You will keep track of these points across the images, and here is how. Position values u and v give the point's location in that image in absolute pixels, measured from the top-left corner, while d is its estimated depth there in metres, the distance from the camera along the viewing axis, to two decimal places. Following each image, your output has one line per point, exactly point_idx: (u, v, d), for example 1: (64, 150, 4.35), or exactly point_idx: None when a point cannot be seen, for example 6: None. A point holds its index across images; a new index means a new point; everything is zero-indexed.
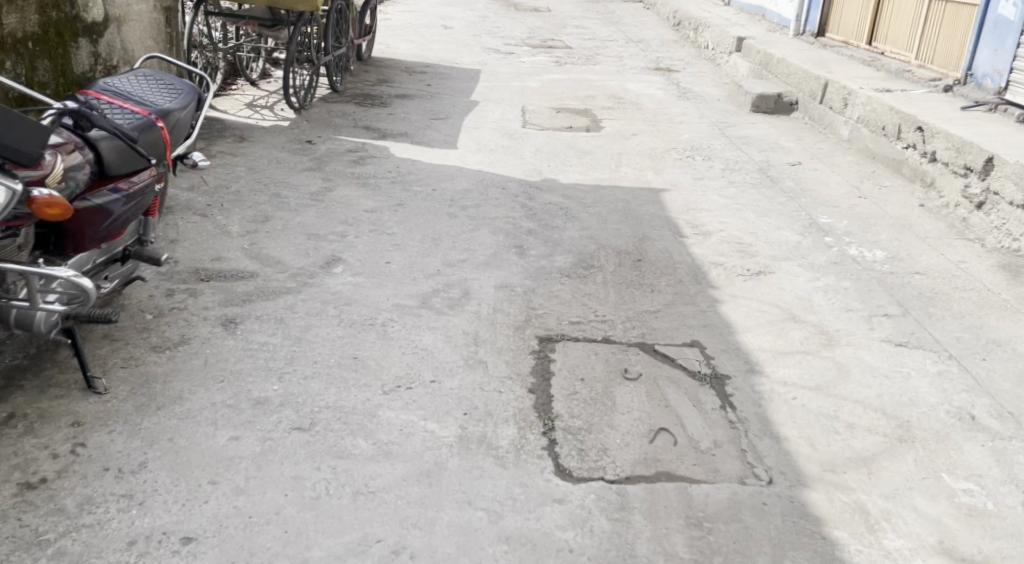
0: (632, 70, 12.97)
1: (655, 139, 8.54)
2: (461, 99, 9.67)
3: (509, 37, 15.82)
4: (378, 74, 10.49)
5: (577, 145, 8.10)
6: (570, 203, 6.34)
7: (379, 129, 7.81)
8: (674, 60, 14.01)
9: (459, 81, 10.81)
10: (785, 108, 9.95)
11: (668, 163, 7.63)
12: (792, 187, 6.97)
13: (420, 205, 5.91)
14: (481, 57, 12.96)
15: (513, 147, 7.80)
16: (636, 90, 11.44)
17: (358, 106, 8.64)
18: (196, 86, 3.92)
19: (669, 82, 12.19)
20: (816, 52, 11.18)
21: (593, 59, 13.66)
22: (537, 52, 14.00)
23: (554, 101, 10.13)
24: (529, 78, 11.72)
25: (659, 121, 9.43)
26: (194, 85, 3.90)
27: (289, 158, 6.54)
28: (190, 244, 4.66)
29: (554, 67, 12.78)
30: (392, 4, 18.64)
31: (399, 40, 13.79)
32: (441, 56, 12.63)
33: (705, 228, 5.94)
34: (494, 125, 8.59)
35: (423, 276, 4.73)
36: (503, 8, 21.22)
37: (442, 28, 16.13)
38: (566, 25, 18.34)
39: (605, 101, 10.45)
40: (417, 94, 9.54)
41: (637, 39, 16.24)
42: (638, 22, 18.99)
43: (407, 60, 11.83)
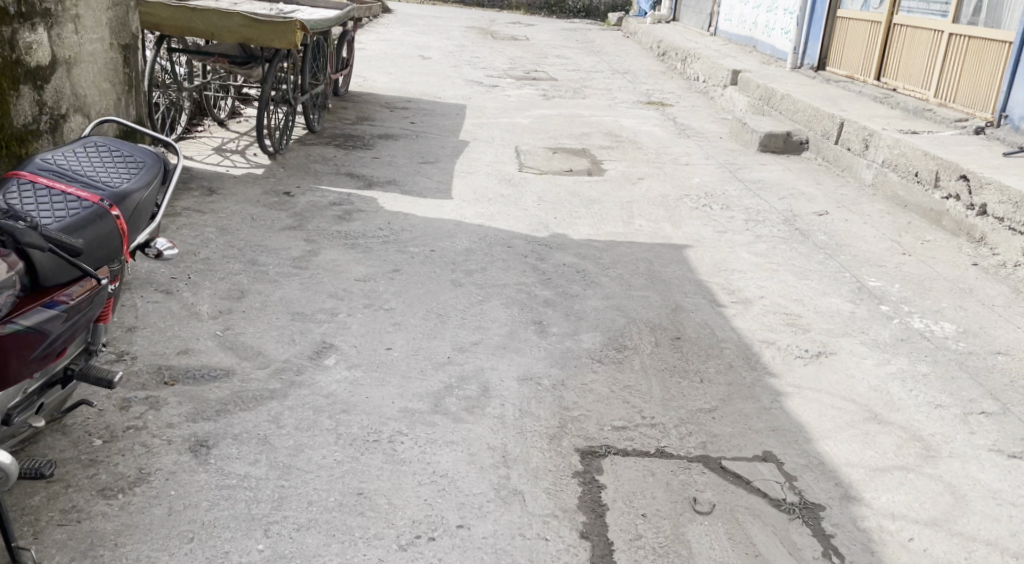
0: (623, 102, 12.32)
1: (663, 183, 7.88)
2: (449, 138, 8.94)
3: (491, 68, 15.11)
4: (357, 110, 9.75)
5: (581, 191, 7.40)
6: (586, 263, 5.64)
7: (366, 177, 7.09)
8: (664, 92, 13.37)
9: (445, 117, 10.10)
10: (795, 147, 9.27)
11: (683, 212, 6.95)
12: (825, 241, 6.32)
13: (419, 270, 5.19)
14: (464, 90, 12.27)
15: (513, 195, 7.09)
16: (632, 125, 10.76)
17: (340, 148, 7.91)
18: (162, 156, 3.19)
19: (664, 116, 11.53)
20: (820, 87, 10.55)
21: (581, 91, 13.01)
22: (521, 84, 13.33)
23: (547, 140, 9.45)
24: (517, 112, 11.03)
25: (662, 162, 8.76)
26: (160, 154, 3.17)
27: (266, 216, 5.79)
28: (152, 333, 3.89)
29: (542, 100, 12.07)
30: (365, 33, 17.90)
31: (376, 72, 13.06)
32: (422, 89, 11.91)
33: (742, 294, 5.25)
34: (489, 169, 7.88)
35: (431, 366, 4.00)
36: (480, 36, 20.52)
37: (419, 59, 15.42)
38: (547, 54, 17.69)
39: (601, 137, 9.78)
40: (402, 134, 8.82)
41: (623, 68, 15.60)
42: (620, 51, 18.36)
43: (386, 95, 11.09)
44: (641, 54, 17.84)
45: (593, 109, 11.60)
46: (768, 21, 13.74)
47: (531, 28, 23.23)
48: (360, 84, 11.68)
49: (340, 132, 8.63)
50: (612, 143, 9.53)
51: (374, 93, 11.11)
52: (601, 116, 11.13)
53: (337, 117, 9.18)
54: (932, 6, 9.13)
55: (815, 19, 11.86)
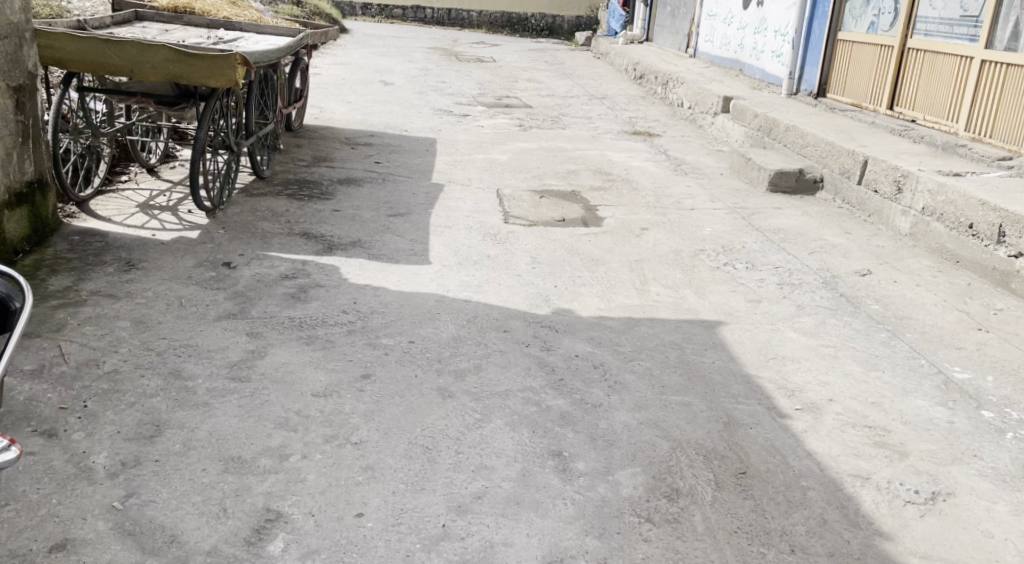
0: (607, 132, 11.25)
1: (669, 233, 6.82)
2: (419, 181, 7.78)
3: (460, 95, 13.98)
4: (313, 150, 8.59)
5: (579, 247, 6.28)
6: (601, 352, 4.53)
7: (325, 237, 5.94)
8: (649, 119, 12.29)
9: (413, 155, 8.95)
10: (808, 186, 8.11)
11: (702, 273, 5.87)
12: (879, 311, 5.25)
13: (394, 375, 4.06)
14: (432, 121, 11.15)
15: (501, 255, 5.96)
16: (621, 158, 9.69)
17: (292, 199, 6.74)
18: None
19: (653, 147, 10.46)
20: (826, 117, 9.25)
21: (559, 120, 11.92)
22: (494, 113, 12.23)
23: (529, 180, 8.33)
24: (493, 146, 9.93)
25: (663, 204, 7.70)
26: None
27: (200, 301, 4.65)
28: (19, 517, 2.89)
29: (518, 131, 10.97)
30: (321, 56, 16.72)
31: (334, 101, 11.91)
32: (385, 121, 10.77)
33: (804, 395, 4.17)
34: (469, 220, 6.74)
35: (424, 547, 2.93)
36: (445, 59, 19.34)
37: (380, 84, 14.28)
38: (516, 78, 16.59)
39: (590, 175, 8.71)
40: (365, 177, 7.65)
41: (599, 93, 14.53)
42: (593, 73, 17.27)
43: (346, 129, 9.93)
44: (615, 76, 16.77)
45: (576, 141, 10.54)
46: (754, 43, 12.49)
47: (497, 49, 22.07)
48: (316, 117, 10.50)
49: (293, 179, 7.47)
50: (602, 182, 8.46)
51: (332, 128, 9.94)
52: (585, 149, 10.07)
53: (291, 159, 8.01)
54: (957, 30, 7.98)
55: (811, 43, 10.58)
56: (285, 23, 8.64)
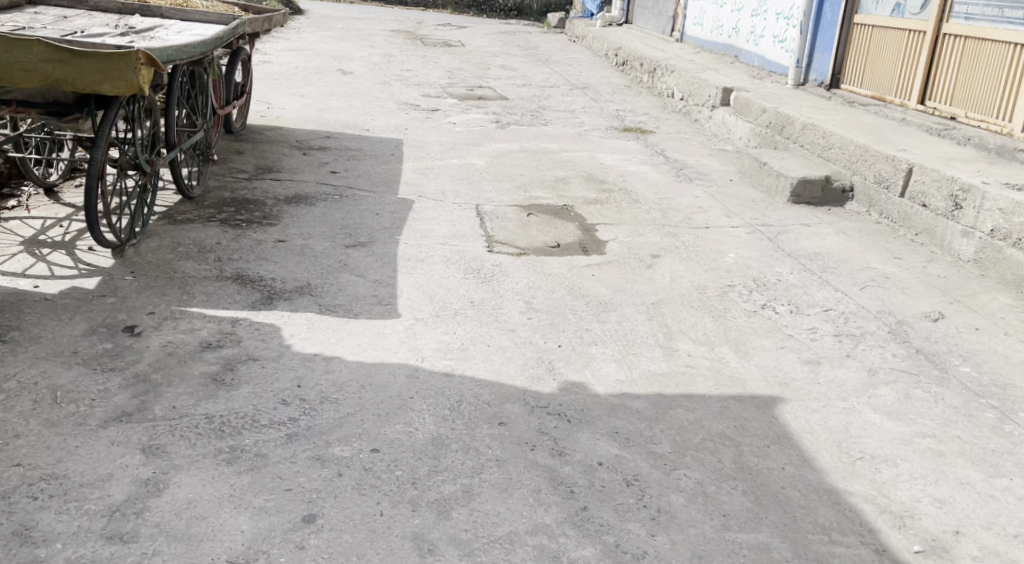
0: (593, 128, 10.09)
1: (683, 258, 5.69)
2: (383, 198, 6.58)
3: (427, 85, 12.74)
4: (256, 160, 7.34)
5: (581, 285, 5.13)
6: (630, 454, 3.36)
7: (266, 283, 4.75)
8: (637, 112, 11.13)
9: (376, 162, 7.74)
10: (835, 195, 6.90)
11: (736, 315, 4.74)
12: (973, 373, 4.14)
13: (349, 512, 2.91)
14: (397, 118, 9.92)
15: (486, 302, 4.80)
16: (612, 160, 8.54)
17: (226, 230, 5.53)
18: None
19: (647, 145, 9.33)
20: (845, 111, 8.05)
21: (539, 116, 10.74)
22: (466, 107, 11.01)
23: (512, 193, 7.16)
24: (468, 150, 8.74)
25: (670, 220, 6.57)
26: None
27: (83, 392, 3.46)
28: None
29: (495, 129, 9.79)
30: (272, 41, 15.36)
31: (286, 96, 10.63)
32: (344, 120, 9.53)
33: (920, 523, 3.05)
34: (445, 252, 5.56)
35: None
36: (409, 42, 18.02)
37: (337, 73, 12.98)
38: (488, 65, 15.33)
39: (581, 184, 7.55)
40: (317, 197, 6.44)
41: (580, 82, 13.33)
42: (570, 60, 16.04)
43: (298, 133, 8.68)
44: (595, 63, 15.56)
45: (559, 141, 9.38)
46: (751, 26, 11.25)
47: (465, 31, 20.75)
48: (265, 118, 9.24)
49: (230, 199, 6.25)
50: (595, 193, 7.31)
51: (282, 131, 8.69)
52: (572, 151, 8.91)
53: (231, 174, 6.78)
54: (1009, 13, 6.82)
55: (822, 27, 9.28)
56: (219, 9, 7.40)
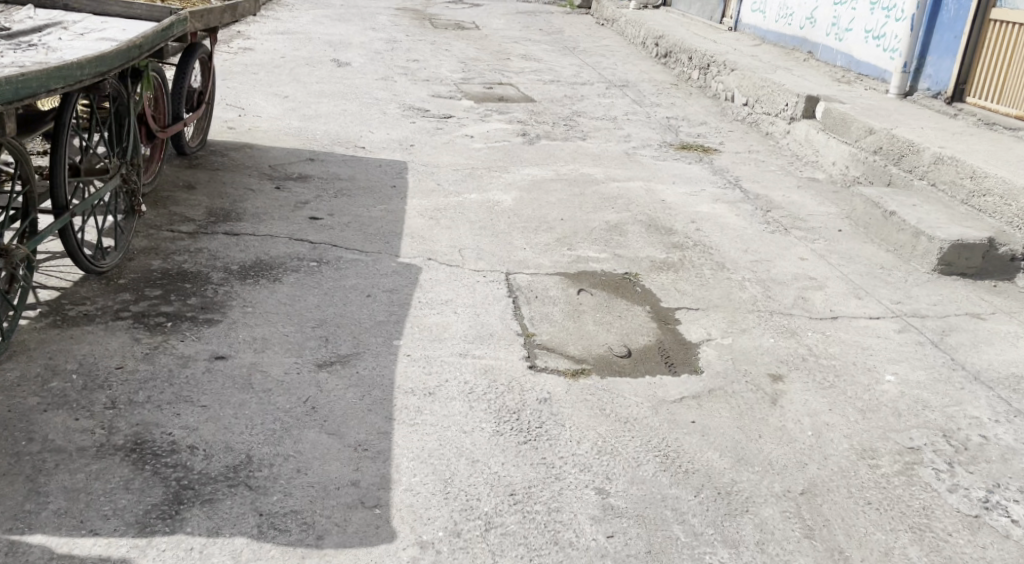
0: (641, 148, 8.27)
1: (818, 378, 3.85)
2: (380, 277, 4.79)
3: (439, 82, 10.92)
4: (212, 208, 5.54)
5: (678, 443, 3.31)
6: None
7: (179, 466, 2.92)
8: (692, 123, 9.29)
9: (373, 210, 5.96)
10: (1002, 265, 5.07)
11: (947, 520, 2.94)
12: None
13: None
14: (402, 133, 8.13)
15: (534, 494, 2.97)
16: (673, 196, 6.76)
17: (140, 341, 3.72)
18: None
19: (712, 169, 7.52)
20: (987, 139, 6.21)
21: (574, 129, 8.92)
22: (485, 116, 9.21)
23: (554, 257, 5.39)
24: (492, 182, 6.95)
25: (775, 301, 4.77)
26: None
27: None
28: None
29: (522, 150, 8.01)
30: (260, 22, 13.46)
31: (268, 98, 8.81)
32: (336, 136, 7.73)
33: None
34: (467, 377, 3.75)
35: None
36: (418, 24, 16.13)
37: (332, 64, 11.13)
38: (508, 54, 13.45)
39: (641, 240, 5.76)
40: (286, 276, 4.64)
41: (616, 82, 11.48)
42: (602, 48, 14.17)
43: (275, 157, 6.87)
44: (632, 53, 13.66)
45: (602, 166, 7.58)
46: (833, 16, 9.36)
47: (480, 12, 18.84)
48: (236, 131, 7.43)
49: (161, 275, 4.45)
50: (663, 253, 5.51)
51: (256, 154, 6.88)
52: (620, 181, 7.11)
53: (173, 234, 5.00)
54: None
55: (941, 22, 7.38)
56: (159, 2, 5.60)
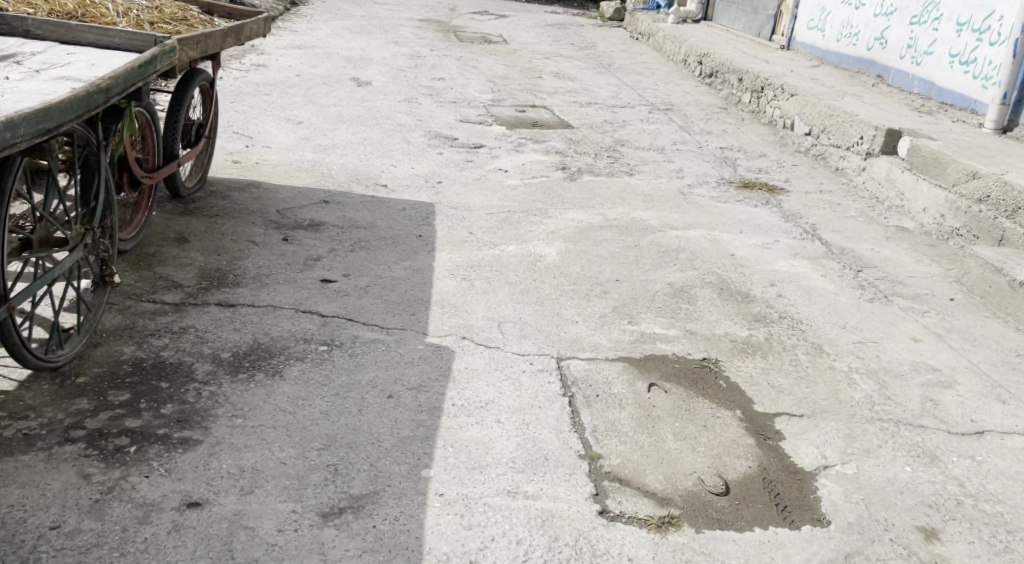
0: (697, 186, 7.35)
1: (987, 537, 3.03)
2: (405, 369, 3.86)
3: (467, 103, 10.05)
4: (205, 269, 4.65)
5: None
6: None
7: None
8: (749, 155, 8.37)
9: (395, 269, 5.05)
10: None
11: None
12: None
13: None
14: (429, 167, 7.24)
15: None
16: (742, 249, 5.83)
17: (90, 480, 2.85)
18: None
19: (783, 214, 6.60)
20: None
21: (619, 161, 8.01)
22: (519, 145, 8.33)
23: (614, 334, 4.46)
24: (533, 228, 6.05)
25: (897, 404, 3.82)
26: None
27: None
28: None
29: (563, 188, 7.12)
30: (275, 36, 12.62)
31: (280, 123, 7.94)
32: (354, 171, 6.86)
33: None
34: (521, 535, 2.86)
35: None
36: (443, 37, 15.30)
37: (352, 82, 10.28)
38: (539, 71, 12.55)
39: (715, 311, 4.83)
40: (289, 369, 3.70)
41: (660, 104, 10.55)
42: (639, 65, 13.28)
43: (284, 198, 5.99)
44: (673, 71, 12.73)
45: (656, 208, 6.66)
46: (908, 37, 8.52)
47: (507, 24, 18.01)
48: (241, 164, 6.56)
49: (133, 368, 3.55)
50: (743, 331, 4.58)
51: (261, 194, 5.99)
52: (679, 228, 6.20)
53: (154, 307, 4.11)
54: None
55: None
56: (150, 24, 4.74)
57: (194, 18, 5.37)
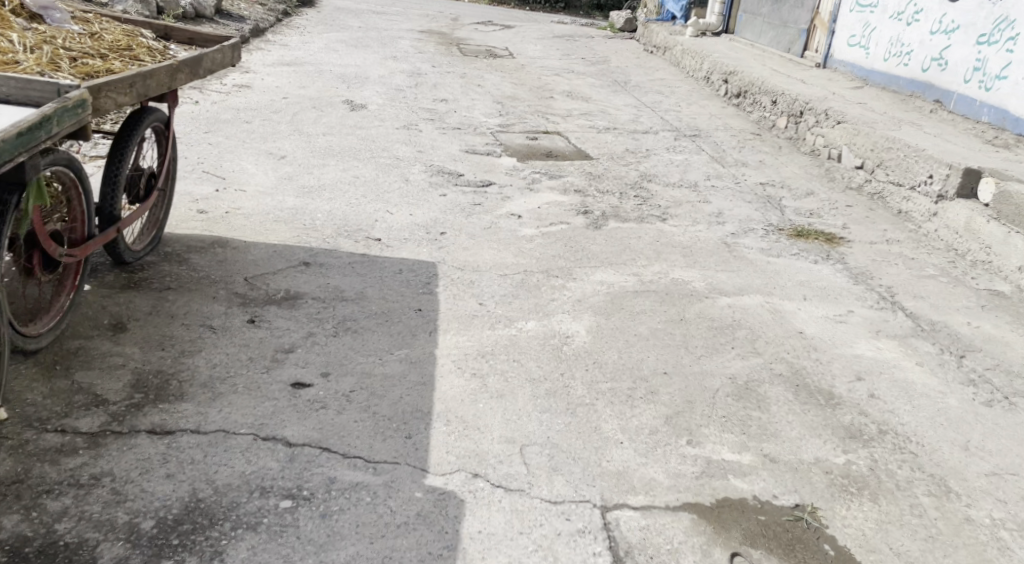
0: (742, 234, 6.31)
1: None
2: (393, 540, 2.92)
3: (473, 128, 9.02)
4: (141, 373, 3.62)
5: None
6: None
7: None
8: (796, 194, 7.36)
9: (386, 365, 3.99)
10: None
11: None
12: None
13: None
14: (430, 212, 6.21)
15: None
16: (811, 325, 4.81)
17: None
18: None
19: (850, 274, 5.59)
20: None
21: (649, 202, 6.98)
22: (533, 181, 7.30)
23: (672, 464, 3.40)
24: (556, 296, 5.02)
25: None
26: None
27: None
28: None
29: (588, 237, 6.10)
30: (261, 50, 11.57)
31: (258, 158, 6.91)
32: (343, 219, 5.83)
33: None
34: None
35: None
36: (445, 50, 14.29)
37: (344, 105, 9.25)
38: (550, 90, 11.53)
39: (795, 421, 3.78)
40: (233, 550, 2.81)
41: (686, 129, 9.53)
42: (657, 82, 12.28)
43: (255, 260, 4.95)
44: (695, 89, 11.71)
45: (699, 266, 5.64)
46: (974, 58, 7.57)
47: (512, 35, 16.99)
48: (207, 214, 5.51)
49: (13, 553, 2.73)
50: (837, 455, 3.53)
51: (227, 255, 4.94)
52: (730, 295, 5.17)
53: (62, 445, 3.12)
54: None
55: None
56: (68, 63, 3.71)
57: (137, 49, 4.33)
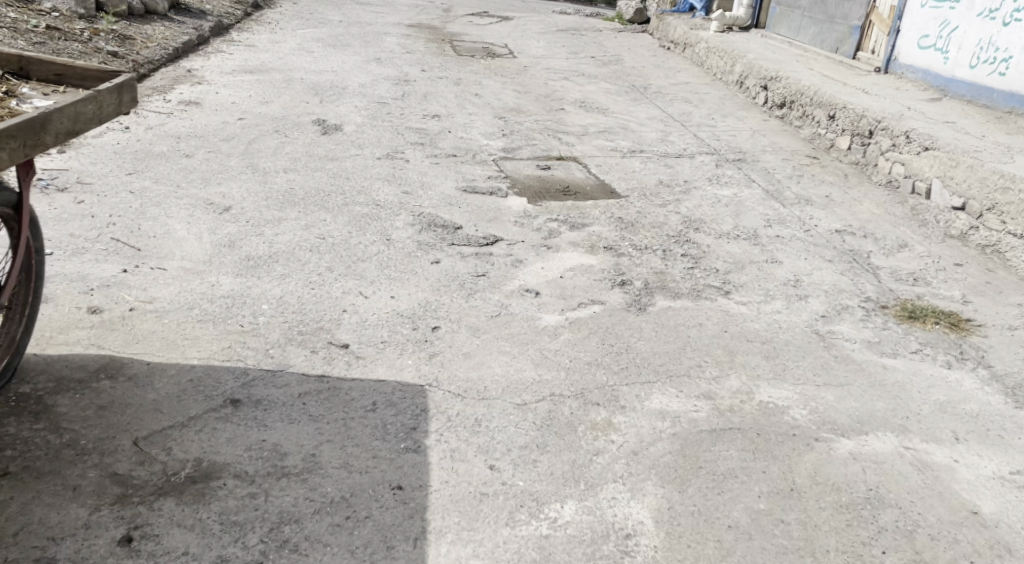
0: (835, 316, 4.72)
1: None
2: None
3: (472, 154, 7.41)
4: None
5: None
6: None
7: None
8: (884, 246, 5.80)
9: None
10: None
11: None
12: None
13: None
14: (418, 292, 4.62)
15: None
16: (983, 495, 3.32)
17: None
18: None
19: (1001, 389, 4.05)
20: None
21: (702, 263, 5.39)
22: (550, 232, 5.71)
23: None
24: (602, 447, 3.44)
25: None
26: None
27: None
28: None
29: (632, 325, 4.50)
30: (221, 54, 9.91)
31: (194, 212, 5.29)
32: (299, 310, 4.24)
33: None
34: None
35: None
36: (437, 49, 12.64)
37: (315, 126, 7.63)
38: (560, 99, 9.90)
39: None
40: None
41: (727, 151, 7.92)
42: (682, 87, 10.65)
43: (156, 402, 3.36)
44: (727, 96, 10.10)
45: (793, 377, 4.06)
46: None
47: (513, 29, 15.32)
48: (102, 316, 3.90)
49: None
50: None
51: (116, 394, 3.36)
52: (850, 436, 3.60)
53: None
54: None
55: None
56: None
57: None
